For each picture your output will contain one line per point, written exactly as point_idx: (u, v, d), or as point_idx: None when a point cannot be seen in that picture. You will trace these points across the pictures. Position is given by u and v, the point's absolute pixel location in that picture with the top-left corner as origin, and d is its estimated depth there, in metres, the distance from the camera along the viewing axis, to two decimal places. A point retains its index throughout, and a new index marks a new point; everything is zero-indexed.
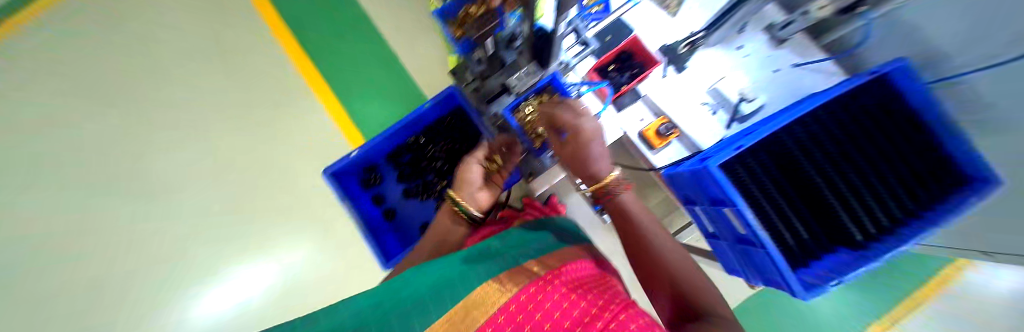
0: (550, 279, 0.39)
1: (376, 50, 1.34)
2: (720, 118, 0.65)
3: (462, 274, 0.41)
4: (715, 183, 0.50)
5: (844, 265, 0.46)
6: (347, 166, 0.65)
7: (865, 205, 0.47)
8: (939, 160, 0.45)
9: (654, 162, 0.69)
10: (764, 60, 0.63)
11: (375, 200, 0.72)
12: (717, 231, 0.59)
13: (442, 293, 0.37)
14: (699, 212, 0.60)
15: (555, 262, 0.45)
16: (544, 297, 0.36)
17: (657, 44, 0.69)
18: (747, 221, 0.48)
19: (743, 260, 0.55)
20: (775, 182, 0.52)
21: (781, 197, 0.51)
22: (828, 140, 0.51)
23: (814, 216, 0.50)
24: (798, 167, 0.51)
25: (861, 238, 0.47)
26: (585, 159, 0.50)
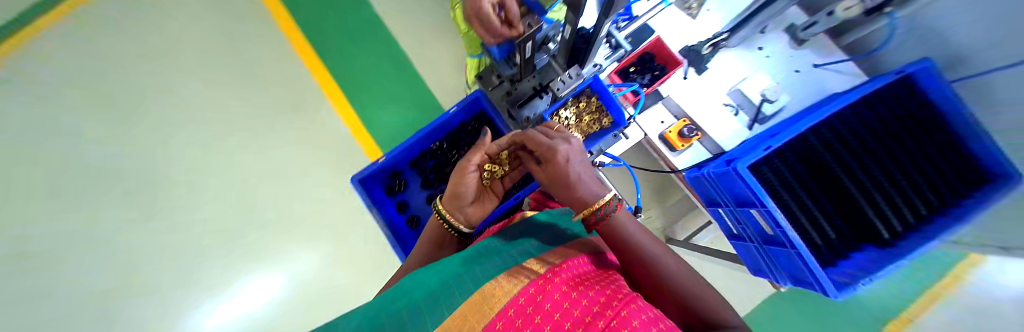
0: (550, 275, 0.28)
1: (388, 54, 1.35)
2: (741, 119, 0.66)
3: (454, 278, 0.30)
4: (745, 184, 0.51)
5: (873, 263, 0.46)
6: (373, 171, 0.63)
7: (891, 202, 0.47)
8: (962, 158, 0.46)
9: (675, 163, 0.70)
10: (782, 63, 0.68)
11: (399, 207, 0.66)
12: (743, 232, 0.61)
13: (426, 307, 0.25)
14: (724, 213, 0.63)
15: (556, 257, 0.33)
16: (541, 299, 0.24)
17: (679, 45, 0.70)
18: (776, 221, 0.48)
19: (769, 260, 0.57)
20: (801, 182, 0.52)
21: (807, 196, 0.51)
22: (853, 138, 0.51)
23: (840, 214, 0.50)
24: (824, 166, 0.51)
25: (889, 237, 0.46)
26: (568, 184, 0.42)
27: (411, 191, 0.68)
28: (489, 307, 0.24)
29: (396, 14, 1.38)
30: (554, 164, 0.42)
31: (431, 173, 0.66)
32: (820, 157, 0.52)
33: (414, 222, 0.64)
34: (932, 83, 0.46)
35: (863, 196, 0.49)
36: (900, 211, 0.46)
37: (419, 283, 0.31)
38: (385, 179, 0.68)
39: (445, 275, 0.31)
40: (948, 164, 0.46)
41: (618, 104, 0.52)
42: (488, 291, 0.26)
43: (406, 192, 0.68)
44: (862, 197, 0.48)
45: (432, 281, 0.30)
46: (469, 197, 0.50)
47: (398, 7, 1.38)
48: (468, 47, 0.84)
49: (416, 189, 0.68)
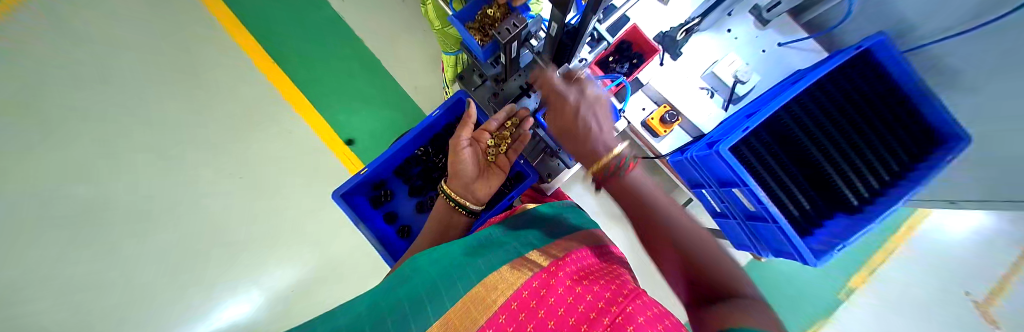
0: (554, 267, 0.26)
1: (355, 56, 1.27)
2: (716, 100, 0.70)
3: (456, 270, 0.27)
4: (726, 165, 0.53)
5: (843, 229, 0.50)
6: (355, 184, 0.59)
7: (859, 172, 0.52)
8: (915, 125, 0.52)
9: (659, 149, 0.72)
10: (750, 44, 0.71)
11: (388, 218, 0.63)
12: (725, 209, 0.65)
13: (426, 302, 0.23)
14: (708, 193, 0.65)
15: (559, 249, 0.30)
16: (544, 291, 0.22)
17: (655, 32, 0.71)
18: (758, 198, 0.51)
19: (751, 234, 0.60)
20: (777, 158, 0.56)
21: (785, 175, 0.54)
22: (821, 114, 0.54)
23: (814, 188, 0.54)
24: (799, 144, 0.54)
25: (858, 204, 0.51)
26: (578, 135, 0.40)
27: (399, 200, 0.66)
28: (490, 300, 0.22)
29: (359, 11, 1.29)
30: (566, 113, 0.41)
31: (419, 180, 0.64)
32: (794, 135, 0.55)
33: (407, 232, 0.62)
34: (890, 57, 0.51)
35: (833, 168, 0.52)
36: (869, 177, 0.51)
37: (417, 273, 0.28)
38: (369, 189, 0.65)
39: (445, 266, 0.28)
40: (902, 135, 0.52)
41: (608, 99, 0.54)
42: (491, 283, 0.24)
43: (394, 201, 0.65)
44: (831, 167, 0.52)
45: (432, 271, 0.28)
46: (471, 175, 0.49)
47: (361, 4, 1.30)
48: (443, 44, 0.80)
49: (404, 197, 0.66)
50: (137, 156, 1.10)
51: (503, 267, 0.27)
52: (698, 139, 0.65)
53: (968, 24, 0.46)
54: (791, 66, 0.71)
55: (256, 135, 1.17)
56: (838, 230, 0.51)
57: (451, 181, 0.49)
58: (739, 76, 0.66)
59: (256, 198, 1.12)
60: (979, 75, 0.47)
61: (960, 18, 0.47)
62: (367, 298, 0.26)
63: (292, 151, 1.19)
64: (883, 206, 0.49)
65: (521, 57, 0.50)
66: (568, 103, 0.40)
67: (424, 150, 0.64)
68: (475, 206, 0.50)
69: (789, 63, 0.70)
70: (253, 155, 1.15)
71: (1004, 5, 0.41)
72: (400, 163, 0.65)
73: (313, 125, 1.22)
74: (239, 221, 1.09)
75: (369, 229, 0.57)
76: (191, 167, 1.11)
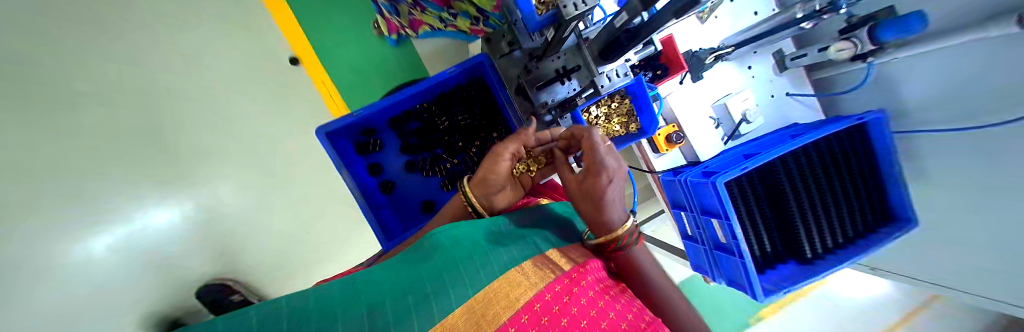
0: (576, 273, 0.25)
1: None
2: (720, 131, 0.72)
3: (477, 256, 0.25)
4: (716, 198, 0.55)
5: (792, 274, 0.57)
6: (344, 125, 0.54)
7: (821, 231, 0.57)
8: (880, 200, 0.58)
9: (655, 164, 0.75)
10: (764, 87, 0.73)
11: (372, 170, 0.59)
12: (698, 235, 0.69)
13: (446, 283, 0.21)
14: (687, 216, 0.69)
15: (577, 254, 0.29)
16: (567, 299, 0.21)
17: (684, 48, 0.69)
18: (733, 233, 0.54)
19: (713, 262, 0.66)
20: (758, 201, 0.59)
21: (760, 217, 0.58)
22: (809, 170, 0.58)
23: (779, 234, 0.59)
24: (780, 193, 0.58)
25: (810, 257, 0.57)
26: (598, 204, 0.36)
27: (387, 154, 0.61)
28: (513, 297, 0.21)
29: None
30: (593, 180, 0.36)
31: (414, 137, 0.60)
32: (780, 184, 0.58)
33: (389, 188, 0.59)
34: (880, 133, 0.56)
35: (803, 222, 0.57)
36: (827, 237, 0.57)
37: (438, 250, 0.26)
38: (356, 134, 0.59)
39: (468, 249, 0.26)
40: (865, 206, 0.58)
41: (650, 110, 0.55)
42: (513, 279, 0.23)
43: (381, 153, 0.61)
44: (803, 221, 0.57)
45: (453, 250, 0.26)
46: (499, 184, 0.45)
47: None
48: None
49: (393, 152, 0.61)
50: None
51: (525, 263, 0.25)
52: (695, 164, 0.67)
53: (960, 121, 0.50)
54: (792, 118, 0.75)
55: (209, 29, 0.97)
56: (787, 274, 0.58)
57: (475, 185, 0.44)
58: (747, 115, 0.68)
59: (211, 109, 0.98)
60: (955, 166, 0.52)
61: (956, 113, 0.51)
62: (368, 271, 0.24)
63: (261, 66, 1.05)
64: (829, 262, 0.55)
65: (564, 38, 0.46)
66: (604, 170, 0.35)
67: (426, 106, 0.59)
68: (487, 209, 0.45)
69: (789, 115, 0.74)
70: (210, 57, 0.97)
71: (998, 113, 0.44)
72: (396, 115, 0.59)
73: None
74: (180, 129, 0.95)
75: (351, 178, 0.53)
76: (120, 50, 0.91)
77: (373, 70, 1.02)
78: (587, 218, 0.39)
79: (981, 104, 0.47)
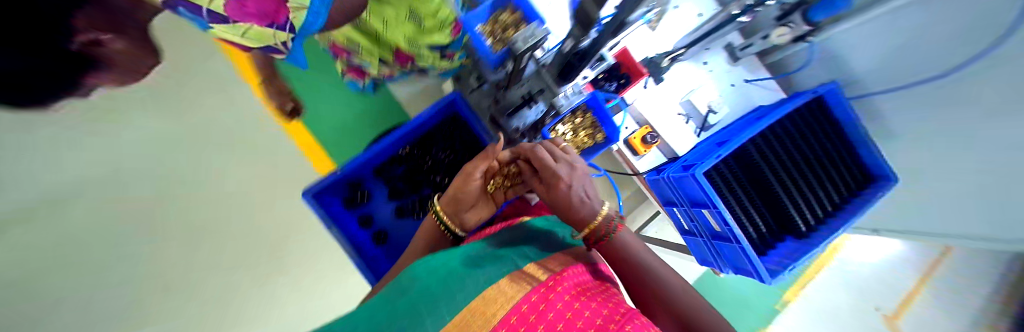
0: (552, 281, 0.26)
1: None
2: (691, 125, 0.75)
3: (451, 280, 0.26)
4: (701, 190, 0.56)
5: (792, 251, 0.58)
6: (330, 182, 0.55)
7: (809, 204, 0.59)
8: (855, 163, 0.62)
9: (637, 166, 0.77)
10: (723, 77, 0.78)
11: (363, 221, 0.59)
12: (694, 228, 0.69)
13: (422, 310, 0.22)
14: (679, 211, 0.70)
15: (554, 263, 0.31)
16: (543, 307, 0.23)
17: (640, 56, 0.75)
18: (725, 221, 0.55)
19: (715, 252, 0.66)
20: (744, 187, 0.61)
21: (749, 201, 0.60)
22: (781, 149, 0.60)
23: (772, 215, 0.60)
24: (761, 175, 0.60)
25: (805, 231, 0.58)
26: (570, 206, 0.38)
27: (375, 203, 0.62)
28: (490, 313, 0.22)
29: None
30: (554, 188, 0.39)
31: (399, 182, 0.61)
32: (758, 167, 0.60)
33: (382, 238, 0.59)
34: (840, 102, 0.59)
35: (788, 198, 0.59)
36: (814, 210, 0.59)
37: (416, 280, 0.27)
38: (343, 190, 0.60)
39: (443, 276, 0.27)
40: (845, 173, 0.60)
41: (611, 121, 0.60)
42: (490, 296, 0.23)
43: (370, 203, 0.61)
44: (788, 199, 0.59)
45: (428, 280, 0.27)
46: (469, 201, 0.46)
47: None
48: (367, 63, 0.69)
49: (381, 200, 0.62)
50: None
51: (501, 279, 0.26)
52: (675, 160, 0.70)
53: (929, 69, 0.51)
54: (754, 102, 0.79)
55: None
56: (787, 251, 0.59)
57: (444, 202, 0.45)
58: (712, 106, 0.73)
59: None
60: (939, 115, 0.52)
61: (920, 63, 0.52)
62: (353, 312, 0.24)
63: None
64: (825, 232, 0.56)
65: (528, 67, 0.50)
66: (559, 178, 0.38)
67: (408, 151, 0.61)
68: (462, 232, 0.47)
69: (750, 100, 0.79)
70: None
71: (963, 53, 0.45)
72: (380, 163, 0.61)
73: None
74: None
75: (341, 234, 0.54)
76: None
77: None
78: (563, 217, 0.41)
79: (944, 50, 0.48)
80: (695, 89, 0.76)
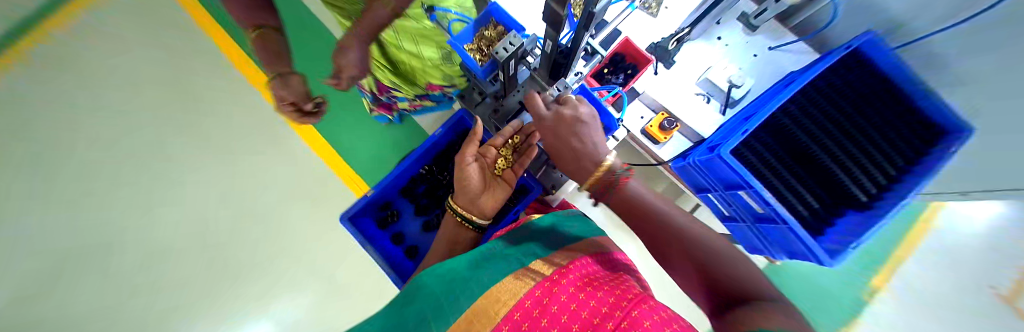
0: (557, 275, 0.27)
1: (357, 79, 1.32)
2: (713, 105, 0.71)
3: (460, 284, 0.28)
4: (731, 169, 0.52)
5: (856, 226, 0.49)
6: (363, 205, 0.60)
7: (864, 169, 0.51)
8: (916, 116, 0.53)
9: (660, 155, 0.74)
10: (742, 50, 0.73)
11: (395, 239, 0.63)
12: (735, 213, 0.64)
13: (430, 323, 0.24)
14: (714, 197, 0.65)
15: (562, 259, 0.32)
16: (546, 301, 0.23)
17: (646, 43, 0.74)
18: (764, 200, 0.50)
19: (764, 237, 0.59)
20: (782, 159, 0.55)
21: (789, 174, 0.54)
22: (820, 112, 0.55)
23: (822, 187, 0.53)
24: (800, 144, 0.55)
25: (866, 200, 0.50)
26: (577, 150, 0.45)
27: (405, 220, 0.66)
28: (494, 312, 0.23)
29: None
30: (563, 129, 0.45)
31: (424, 198, 0.65)
32: (795, 136, 0.55)
33: (413, 252, 0.62)
34: (879, 52, 0.53)
35: (836, 164, 0.52)
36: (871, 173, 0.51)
37: (429, 289, 0.29)
38: (377, 211, 0.66)
39: (452, 282, 0.29)
40: (905, 128, 0.52)
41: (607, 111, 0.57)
42: (494, 295, 0.25)
43: (400, 221, 0.66)
44: (835, 164, 0.53)
45: (438, 288, 0.29)
46: (477, 188, 0.50)
47: None
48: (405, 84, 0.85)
49: (409, 217, 0.66)
50: (174, 175, 1.26)
51: (506, 278, 0.28)
52: (699, 144, 0.66)
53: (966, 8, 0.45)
54: (783, 69, 0.72)
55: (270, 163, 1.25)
56: (850, 227, 0.50)
57: (458, 197, 0.51)
58: (733, 81, 0.66)
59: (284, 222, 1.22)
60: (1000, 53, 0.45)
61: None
62: (377, 322, 0.27)
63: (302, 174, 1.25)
64: (892, 199, 0.48)
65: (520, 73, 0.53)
66: (568, 117, 0.45)
67: (428, 168, 0.65)
68: (481, 219, 0.51)
69: (779, 67, 0.72)
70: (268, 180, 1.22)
71: None
72: (406, 182, 0.66)
73: (321, 153, 1.27)
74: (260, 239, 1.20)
75: (376, 250, 0.58)
76: (212, 205, 1.23)
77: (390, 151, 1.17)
78: (573, 170, 0.48)
79: None
80: (711, 67, 0.71)
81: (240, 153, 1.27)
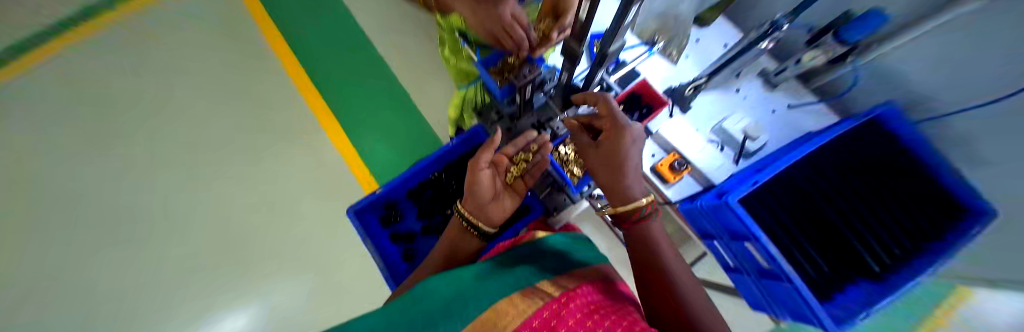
0: (564, 298, 0.22)
1: (378, 69, 1.28)
2: (725, 154, 0.62)
3: (441, 314, 0.20)
4: (737, 220, 0.42)
5: (867, 297, 0.41)
6: (370, 203, 0.66)
7: (863, 237, 0.45)
8: None
9: None
10: None
11: (393, 239, 0.66)
12: (739, 265, 0.52)
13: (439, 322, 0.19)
14: (720, 247, 0.54)
15: (570, 281, 0.28)
16: (554, 323, 0.18)
17: (664, 87, 0.69)
18: (771, 256, 0.40)
19: (767, 294, 0.48)
20: (779, 215, 0.48)
21: (788, 236, 0.47)
22: (859, 166, 0.49)
23: (815, 233, 0.47)
24: (803, 196, 0.49)
25: (877, 269, 0.42)
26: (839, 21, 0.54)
27: (407, 222, 0.70)
28: (500, 324, 0.19)
29: None
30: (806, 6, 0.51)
31: (429, 203, 0.69)
32: (802, 190, 0.49)
33: (410, 257, 0.64)
34: None
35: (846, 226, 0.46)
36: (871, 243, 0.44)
37: (427, 296, 0.25)
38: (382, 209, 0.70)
39: (457, 290, 0.25)
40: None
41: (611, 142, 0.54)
42: (502, 309, 0.21)
43: (402, 222, 0.70)
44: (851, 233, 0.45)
45: (447, 292, 0.25)
46: (488, 197, 0.47)
47: None
48: None
49: (412, 219, 0.70)
50: None
51: (512, 295, 0.23)
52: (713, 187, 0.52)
53: None
54: None
55: (387, 33, 1.33)
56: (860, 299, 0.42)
57: (466, 204, 0.47)
58: (749, 132, 0.58)
59: (243, 147, 1.17)
60: None
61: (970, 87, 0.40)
62: (419, 290, 0.26)
63: (400, 53, 1.30)
64: (908, 277, 0.40)
65: (535, 99, 0.59)
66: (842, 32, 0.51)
67: (437, 176, 0.69)
68: (490, 229, 0.47)
69: None
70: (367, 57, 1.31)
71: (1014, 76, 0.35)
72: (413, 188, 0.70)
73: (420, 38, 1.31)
74: (270, 138, 1.18)
75: (374, 247, 0.62)
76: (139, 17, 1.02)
77: (406, 130, 1.22)
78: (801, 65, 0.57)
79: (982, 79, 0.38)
80: (727, 117, 0.63)
81: (272, 145, 1.17)
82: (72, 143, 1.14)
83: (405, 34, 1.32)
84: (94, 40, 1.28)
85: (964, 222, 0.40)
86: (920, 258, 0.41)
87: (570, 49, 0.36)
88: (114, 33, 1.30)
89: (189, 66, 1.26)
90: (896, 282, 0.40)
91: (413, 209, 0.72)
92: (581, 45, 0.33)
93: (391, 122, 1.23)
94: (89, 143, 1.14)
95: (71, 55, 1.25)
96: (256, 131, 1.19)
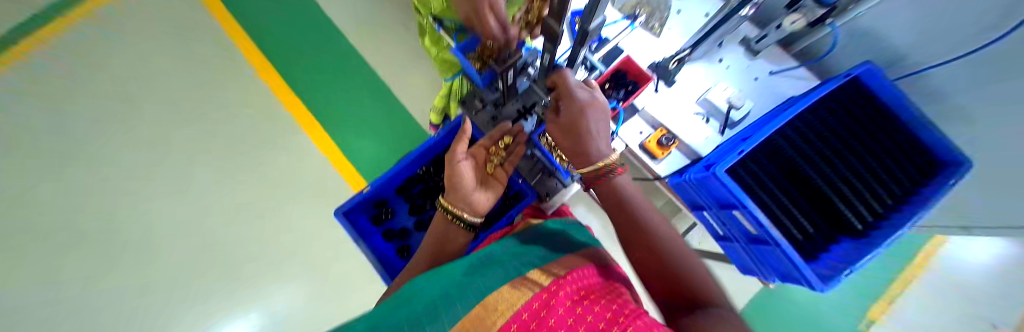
0: (554, 286, 0.22)
1: (355, 66, 1.23)
2: (711, 125, 0.62)
3: (427, 314, 0.20)
4: (727, 190, 0.42)
5: (850, 254, 0.42)
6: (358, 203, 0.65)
7: (846, 199, 0.46)
8: None
9: None
10: None
11: (386, 236, 0.66)
12: (728, 234, 0.54)
13: (426, 322, 0.19)
14: (709, 216, 0.55)
15: (560, 267, 0.28)
16: (544, 314, 0.18)
17: (648, 62, 0.68)
18: (758, 223, 0.41)
19: (755, 258, 0.49)
20: (773, 180, 0.49)
21: (780, 202, 0.47)
22: (844, 128, 0.49)
23: (804, 197, 0.47)
24: (791, 160, 0.49)
25: (861, 227, 0.44)
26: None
27: (399, 219, 0.70)
28: (489, 319, 0.18)
29: None
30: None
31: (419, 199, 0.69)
32: (790, 156, 0.49)
33: (404, 251, 0.64)
34: None
35: (833, 189, 0.46)
36: (854, 201, 0.45)
37: (417, 296, 0.24)
38: (371, 209, 0.69)
39: (446, 288, 0.24)
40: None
41: None
42: (491, 304, 0.20)
43: (394, 219, 0.69)
44: (835, 193, 0.46)
45: (437, 290, 0.24)
46: (470, 186, 0.46)
47: None
48: None
49: (404, 216, 0.70)
50: None
51: (502, 287, 0.23)
52: (703, 158, 0.52)
53: None
54: None
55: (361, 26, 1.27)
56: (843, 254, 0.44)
57: (448, 195, 0.46)
58: (733, 102, 0.58)
59: (220, 157, 1.12)
60: None
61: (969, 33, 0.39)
62: (406, 291, 0.26)
63: (377, 46, 1.25)
64: (891, 230, 0.42)
65: (519, 84, 0.58)
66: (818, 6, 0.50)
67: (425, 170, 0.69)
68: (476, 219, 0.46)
69: None
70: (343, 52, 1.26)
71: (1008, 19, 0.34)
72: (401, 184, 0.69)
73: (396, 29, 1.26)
74: (248, 144, 1.14)
75: (367, 246, 0.60)
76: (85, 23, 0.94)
77: (389, 127, 1.19)
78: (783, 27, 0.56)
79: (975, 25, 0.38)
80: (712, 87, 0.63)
81: (250, 151, 1.13)
82: (31, 166, 1.06)
83: (380, 25, 1.26)
84: (32, 55, 1.17)
85: (937, 178, 0.43)
86: (899, 212, 0.43)
87: (549, 30, 0.35)
88: (54, 45, 1.18)
89: (150, 73, 1.19)
90: (879, 237, 0.42)
91: (404, 204, 0.72)
92: (561, 22, 0.31)
93: (373, 119, 1.19)
94: (46, 165, 1.06)
95: (12, 74, 1.14)
96: (232, 138, 1.14)
